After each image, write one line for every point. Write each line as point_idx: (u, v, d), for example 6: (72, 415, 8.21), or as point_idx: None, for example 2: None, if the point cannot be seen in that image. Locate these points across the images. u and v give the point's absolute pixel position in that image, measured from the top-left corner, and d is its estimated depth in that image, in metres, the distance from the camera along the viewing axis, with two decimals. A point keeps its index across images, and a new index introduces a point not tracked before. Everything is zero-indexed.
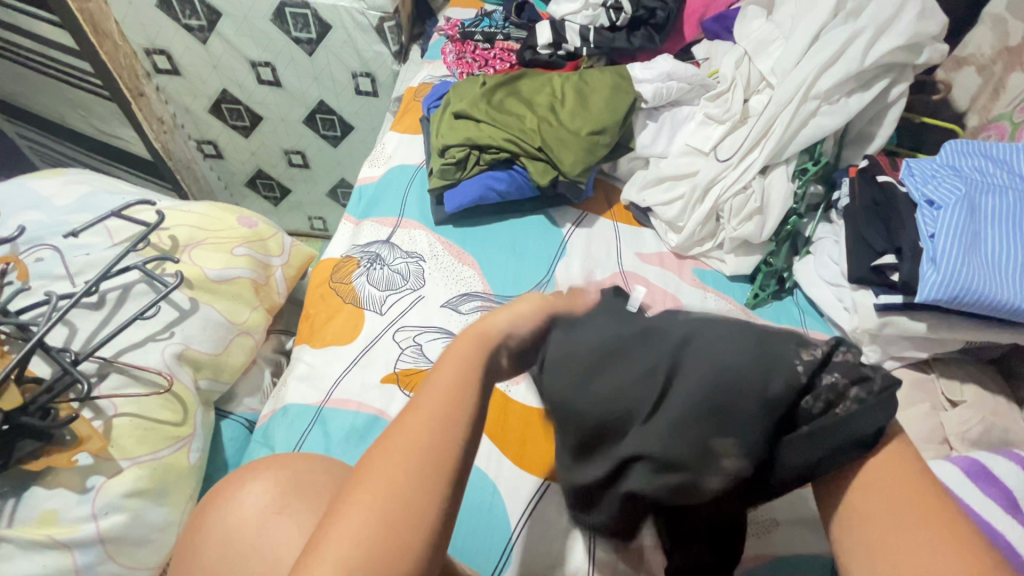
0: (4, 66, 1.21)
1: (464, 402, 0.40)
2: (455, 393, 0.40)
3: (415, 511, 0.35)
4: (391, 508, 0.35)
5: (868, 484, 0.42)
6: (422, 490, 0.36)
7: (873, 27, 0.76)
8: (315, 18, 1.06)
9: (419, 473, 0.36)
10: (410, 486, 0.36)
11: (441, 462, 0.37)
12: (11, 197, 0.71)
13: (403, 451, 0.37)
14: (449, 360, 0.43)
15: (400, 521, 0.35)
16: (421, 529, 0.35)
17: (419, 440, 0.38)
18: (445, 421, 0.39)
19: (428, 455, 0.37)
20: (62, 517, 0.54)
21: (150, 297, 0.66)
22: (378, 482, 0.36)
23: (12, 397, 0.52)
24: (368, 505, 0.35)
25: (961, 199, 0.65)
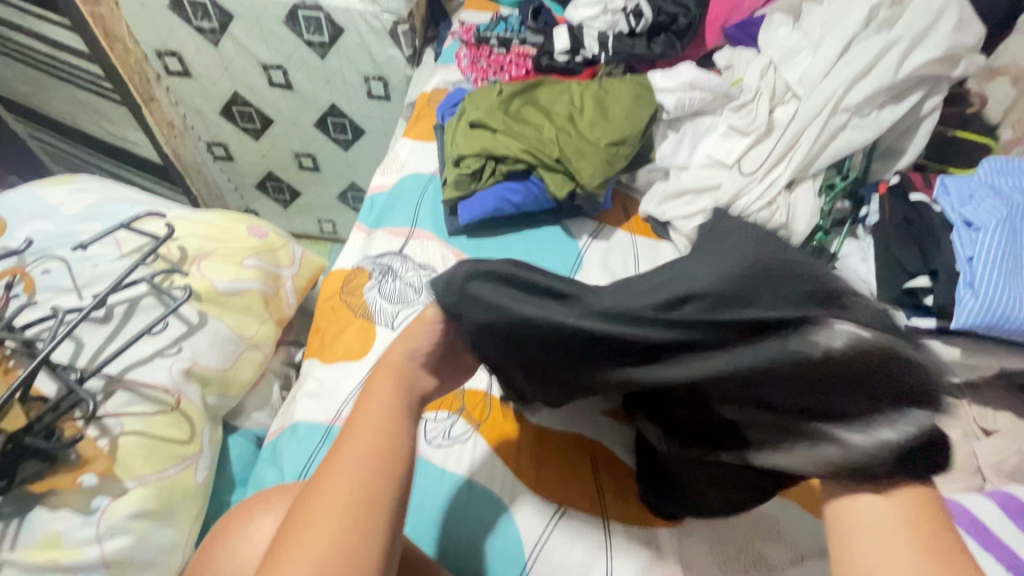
0: (16, 68, 1.20)
1: (396, 436, 0.44)
2: (384, 437, 0.44)
3: (361, 527, 0.39)
4: (327, 561, 0.37)
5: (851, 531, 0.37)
6: (363, 528, 0.39)
7: (908, 38, 0.73)
8: (328, 21, 1.04)
9: (361, 517, 0.39)
10: (355, 507, 0.39)
11: (381, 479, 0.41)
12: (19, 206, 0.70)
13: (338, 501, 0.39)
14: (372, 404, 0.46)
15: (341, 573, 0.36)
16: (375, 540, 0.39)
17: (351, 488, 0.40)
18: (383, 451, 0.43)
19: (371, 501, 0.40)
20: (66, 539, 0.53)
21: (159, 312, 0.64)
22: (318, 524, 0.38)
23: (17, 418, 0.51)
24: (311, 535, 0.38)
25: (1002, 222, 0.63)
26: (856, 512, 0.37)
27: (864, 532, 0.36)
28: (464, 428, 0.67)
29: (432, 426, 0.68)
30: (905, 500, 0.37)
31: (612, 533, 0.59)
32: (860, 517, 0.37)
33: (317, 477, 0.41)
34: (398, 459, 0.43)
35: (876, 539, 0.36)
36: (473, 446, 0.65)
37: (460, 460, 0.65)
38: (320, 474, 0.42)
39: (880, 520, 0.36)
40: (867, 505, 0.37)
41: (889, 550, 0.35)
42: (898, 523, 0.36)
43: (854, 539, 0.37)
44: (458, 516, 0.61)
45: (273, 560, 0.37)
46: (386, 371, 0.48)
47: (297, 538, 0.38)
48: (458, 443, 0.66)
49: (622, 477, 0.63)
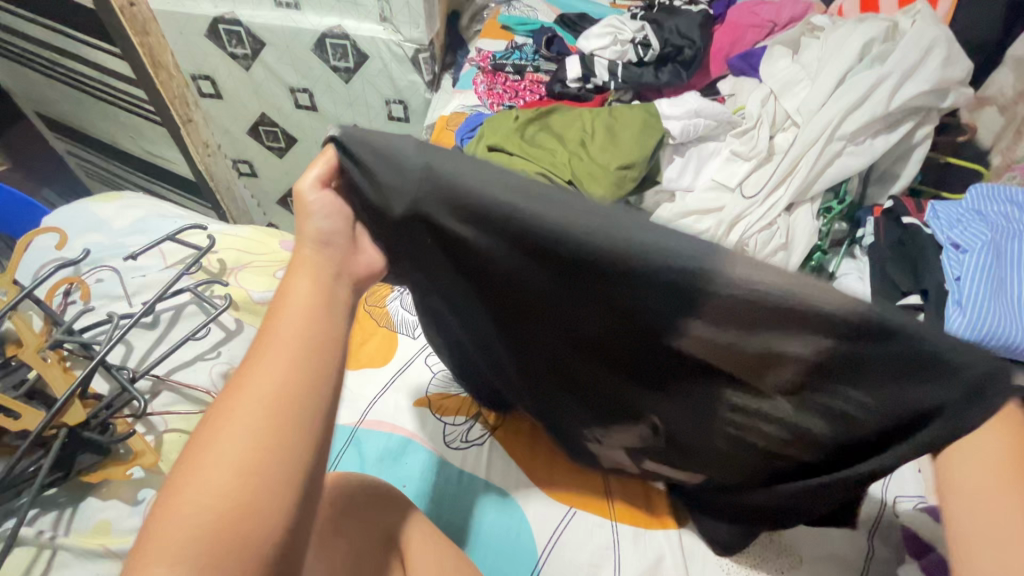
0: (63, 90, 1.30)
1: (322, 340, 0.39)
2: (307, 338, 0.39)
3: (281, 433, 0.35)
4: (245, 464, 0.33)
5: (956, 464, 0.42)
6: (279, 436, 0.35)
7: (898, 73, 0.79)
8: (354, 49, 1.11)
9: (281, 419, 0.35)
10: (272, 411, 0.35)
11: (308, 389, 0.37)
12: (73, 220, 0.76)
13: (256, 400, 0.35)
14: (289, 303, 0.41)
15: (260, 476, 0.33)
16: (295, 450, 0.35)
17: (270, 389, 0.36)
18: (312, 355, 0.39)
19: (290, 403, 0.36)
20: (115, 527, 0.57)
21: (200, 318, 0.70)
22: (225, 431, 0.34)
23: (77, 414, 0.55)
24: (219, 441, 0.34)
25: (986, 245, 0.67)
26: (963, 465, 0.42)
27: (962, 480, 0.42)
28: (480, 432, 0.71)
29: (450, 429, 0.72)
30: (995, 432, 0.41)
31: (618, 531, 0.63)
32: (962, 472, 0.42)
33: (231, 380, 0.37)
34: (323, 357, 0.39)
35: (980, 492, 0.41)
36: (489, 449, 0.70)
37: (477, 462, 0.69)
38: (239, 375, 0.37)
39: (983, 468, 0.41)
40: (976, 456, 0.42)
41: (980, 474, 0.41)
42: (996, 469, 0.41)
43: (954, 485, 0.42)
44: (474, 513, 0.65)
45: (184, 472, 0.34)
46: (303, 270, 0.43)
47: (207, 446, 0.34)
48: (474, 446, 0.70)
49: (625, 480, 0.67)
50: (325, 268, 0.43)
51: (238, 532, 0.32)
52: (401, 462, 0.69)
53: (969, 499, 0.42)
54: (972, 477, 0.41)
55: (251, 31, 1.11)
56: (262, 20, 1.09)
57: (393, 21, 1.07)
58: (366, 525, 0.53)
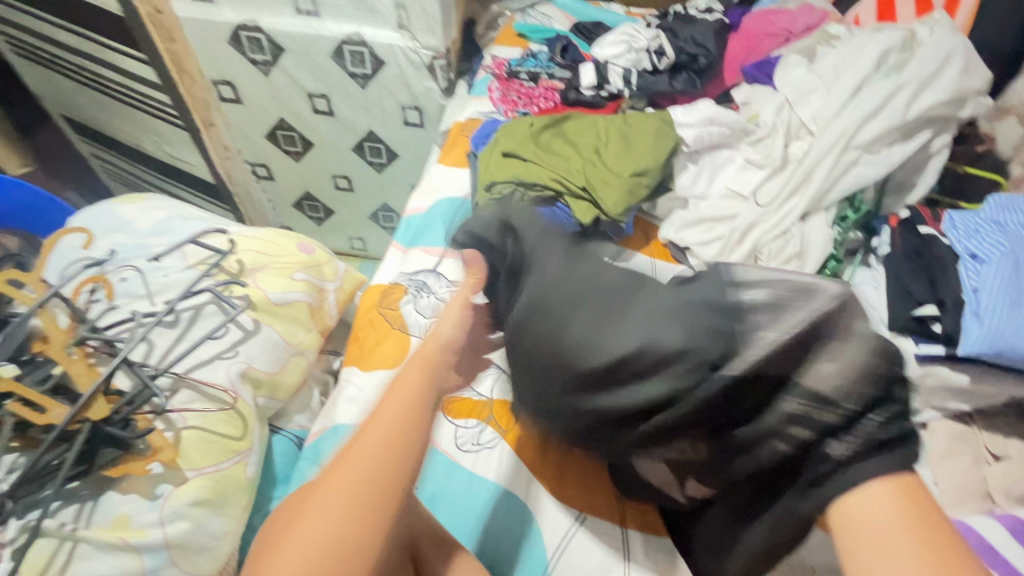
0: (89, 95, 1.33)
1: (408, 434, 0.45)
2: (400, 434, 0.45)
3: (372, 509, 0.42)
4: (347, 534, 0.41)
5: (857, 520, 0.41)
6: (370, 518, 0.42)
7: (916, 82, 0.79)
8: (371, 55, 1.13)
9: (375, 497, 0.42)
10: (368, 490, 0.42)
11: (391, 475, 0.43)
12: (99, 220, 0.78)
13: (357, 480, 0.42)
14: (401, 390, 0.47)
15: (355, 547, 0.40)
16: (381, 522, 0.42)
17: (365, 472, 0.43)
18: (395, 443, 0.44)
19: (382, 488, 0.43)
20: (134, 521, 0.59)
21: (220, 319, 0.71)
22: (325, 505, 0.41)
23: (100, 409, 0.58)
24: (324, 508, 0.41)
25: (1005, 256, 0.66)
26: (853, 509, 0.42)
27: (865, 530, 0.41)
28: (491, 435, 0.71)
29: (462, 432, 0.72)
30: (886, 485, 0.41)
31: (628, 538, 0.63)
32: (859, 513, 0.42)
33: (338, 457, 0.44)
34: (414, 443, 0.45)
35: (873, 535, 0.40)
36: (502, 453, 0.70)
37: (488, 466, 0.69)
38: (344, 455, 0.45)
39: (882, 516, 0.41)
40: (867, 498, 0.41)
41: (891, 545, 0.39)
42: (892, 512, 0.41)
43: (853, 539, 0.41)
44: (484, 514, 0.66)
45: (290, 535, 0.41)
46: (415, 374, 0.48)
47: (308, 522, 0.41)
48: (485, 449, 0.70)
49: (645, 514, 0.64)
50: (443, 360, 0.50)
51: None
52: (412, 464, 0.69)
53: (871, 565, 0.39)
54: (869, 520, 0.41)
55: (272, 38, 1.13)
56: (283, 27, 1.11)
57: (411, 29, 1.09)
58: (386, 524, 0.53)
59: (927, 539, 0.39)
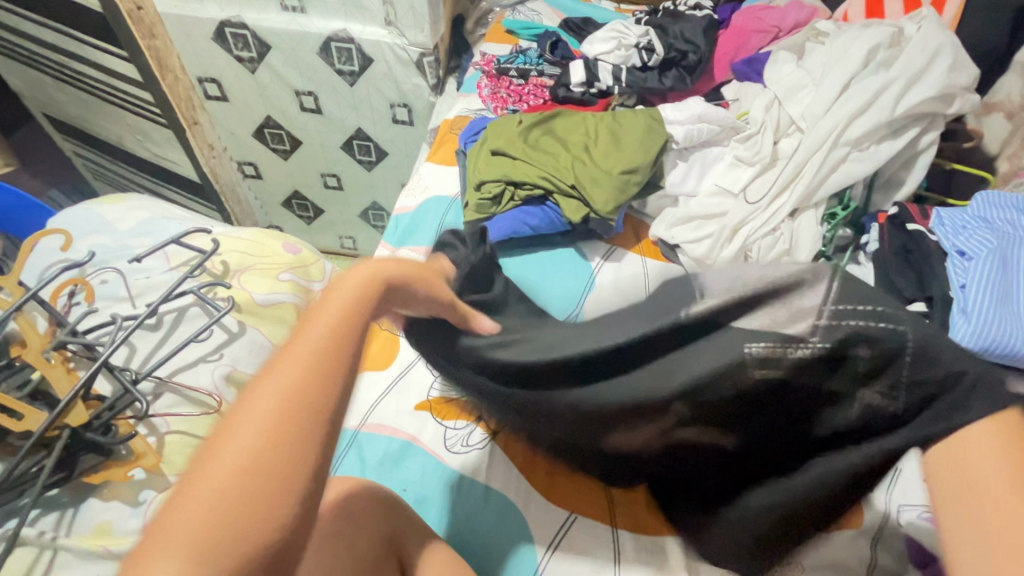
0: (71, 93, 1.31)
1: (338, 364, 0.31)
2: (333, 357, 0.31)
3: (279, 459, 0.27)
4: (238, 496, 0.26)
5: (954, 462, 0.39)
6: (288, 468, 0.27)
7: (904, 78, 0.79)
8: (358, 52, 1.11)
9: (281, 447, 0.27)
10: (274, 435, 0.27)
11: (316, 410, 0.29)
12: (78, 221, 0.77)
13: (258, 422, 0.28)
14: (325, 302, 0.35)
15: (251, 516, 0.26)
16: (291, 484, 0.27)
17: (275, 408, 0.28)
18: (319, 372, 0.30)
19: (292, 433, 0.28)
20: (116, 528, 0.58)
21: (203, 321, 0.70)
22: (214, 457, 0.27)
23: (80, 414, 0.55)
24: (216, 454, 0.27)
25: (993, 252, 0.66)
26: (947, 452, 0.39)
27: (951, 474, 0.39)
28: (480, 437, 0.70)
29: (451, 433, 0.71)
30: (983, 423, 0.39)
31: (620, 547, 0.62)
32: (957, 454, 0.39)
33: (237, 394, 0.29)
34: (341, 370, 0.31)
35: (969, 477, 0.38)
36: (491, 455, 0.69)
37: (477, 469, 0.68)
38: (248, 388, 0.30)
39: (977, 460, 0.38)
40: (962, 439, 0.39)
41: (985, 486, 0.37)
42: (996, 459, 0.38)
43: (948, 478, 0.39)
44: (473, 517, 0.65)
45: (166, 503, 0.26)
46: (359, 281, 0.37)
47: (189, 484, 0.26)
48: (474, 451, 0.69)
49: (632, 506, 0.65)
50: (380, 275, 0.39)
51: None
52: (401, 466, 0.69)
53: (970, 509, 0.37)
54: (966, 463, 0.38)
55: (257, 34, 1.11)
56: (269, 23, 1.09)
57: (398, 25, 1.07)
58: (373, 525, 0.53)
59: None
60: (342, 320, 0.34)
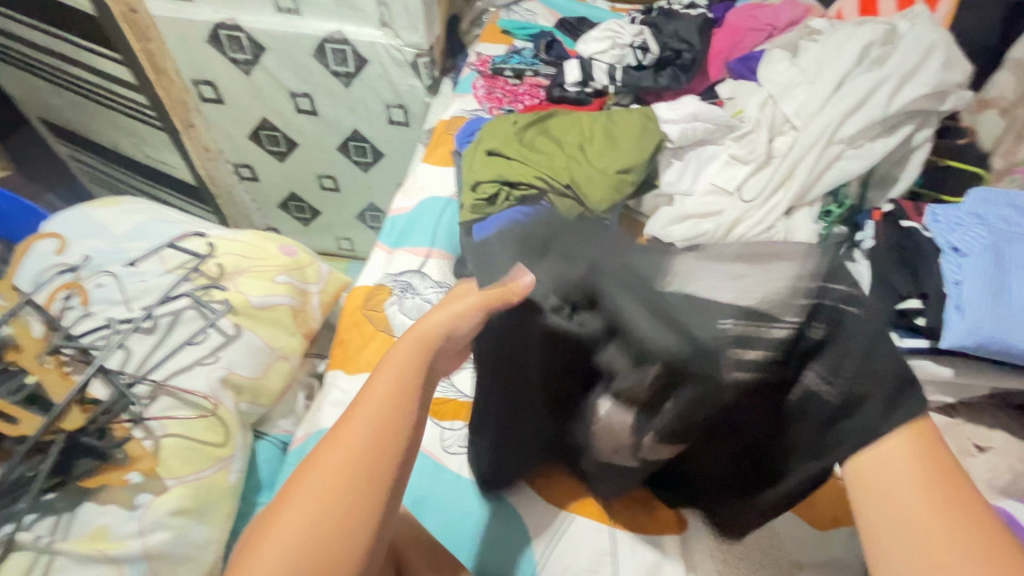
0: (65, 96, 1.31)
1: (399, 416, 0.42)
2: (394, 413, 0.42)
3: (361, 495, 0.39)
4: (332, 518, 0.37)
5: (876, 481, 0.42)
6: (362, 505, 0.38)
7: (897, 76, 0.79)
8: (354, 53, 1.11)
9: (363, 485, 0.39)
10: (355, 477, 0.39)
11: (382, 458, 0.40)
12: (73, 226, 0.77)
13: (344, 463, 0.39)
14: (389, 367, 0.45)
15: (339, 532, 0.37)
16: (370, 511, 0.38)
17: (356, 453, 0.40)
18: (384, 432, 0.41)
19: (373, 482, 0.39)
20: (113, 532, 0.57)
21: (199, 324, 0.70)
22: (313, 490, 0.38)
23: (75, 419, 0.56)
24: (313, 482, 0.39)
25: (986, 248, 0.67)
26: (869, 466, 0.42)
27: (872, 489, 0.41)
28: None
29: (448, 434, 0.72)
30: (899, 440, 0.42)
31: (616, 538, 0.62)
32: (867, 469, 0.42)
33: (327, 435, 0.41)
34: (408, 431, 0.42)
35: (891, 493, 0.41)
36: None
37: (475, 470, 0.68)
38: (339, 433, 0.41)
39: (895, 474, 0.41)
40: (879, 457, 0.42)
41: (904, 502, 0.40)
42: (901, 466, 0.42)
43: (872, 495, 0.41)
44: (470, 519, 0.65)
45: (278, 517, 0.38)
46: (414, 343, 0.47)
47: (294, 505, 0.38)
48: None
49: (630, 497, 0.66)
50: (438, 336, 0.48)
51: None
52: None
53: (894, 526, 0.40)
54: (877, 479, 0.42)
55: (252, 37, 1.11)
56: (263, 25, 1.09)
57: (393, 26, 1.07)
58: None
59: (936, 490, 0.40)
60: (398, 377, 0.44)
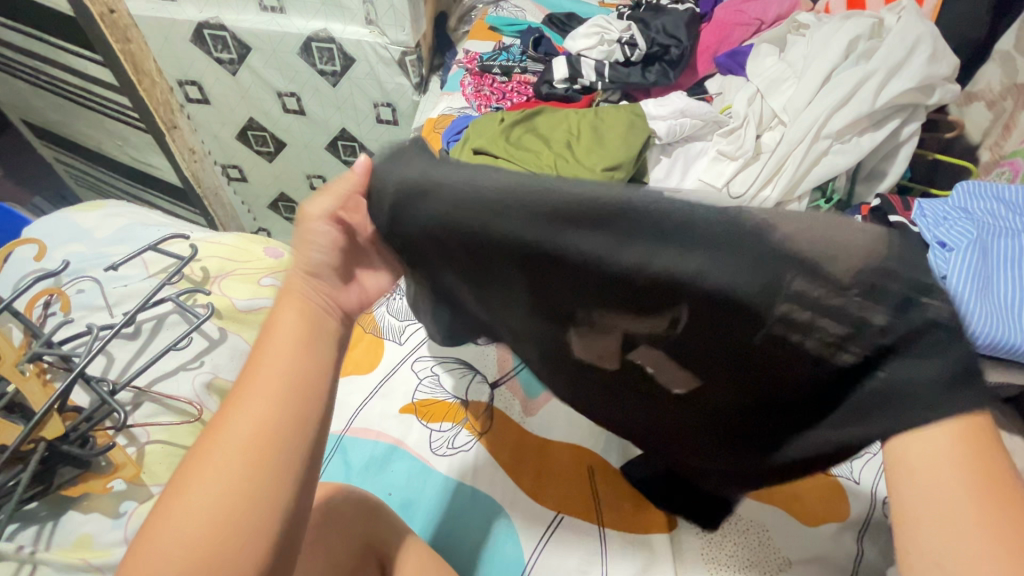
0: (48, 98, 1.29)
1: (301, 377, 0.39)
2: (293, 370, 0.39)
3: (263, 462, 0.36)
4: (233, 491, 0.34)
5: (916, 470, 0.39)
6: (267, 472, 0.35)
7: (884, 69, 0.78)
8: (340, 52, 1.10)
9: (262, 449, 0.36)
10: (257, 445, 0.36)
11: (288, 422, 0.37)
12: (54, 231, 0.76)
13: (241, 431, 0.36)
14: (282, 325, 0.42)
15: (246, 506, 0.34)
16: (276, 480, 0.35)
17: (256, 418, 0.37)
18: (284, 393, 0.38)
19: (270, 442, 0.36)
20: (97, 541, 0.57)
21: (183, 329, 0.69)
22: (207, 466, 0.35)
23: (55, 427, 0.55)
24: (210, 458, 0.35)
25: (973, 243, 0.66)
26: (916, 453, 0.39)
27: (908, 477, 0.40)
28: (466, 438, 0.71)
29: (436, 435, 0.71)
30: (950, 429, 0.39)
31: (605, 537, 0.62)
32: (915, 474, 0.39)
33: (222, 408, 0.38)
34: (313, 383, 0.39)
35: (929, 487, 0.39)
36: (476, 455, 0.69)
37: (463, 470, 0.68)
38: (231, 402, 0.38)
39: (937, 467, 0.39)
40: (923, 445, 0.39)
41: (942, 496, 0.38)
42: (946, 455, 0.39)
43: (908, 484, 0.40)
44: (457, 520, 0.65)
45: (170, 499, 0.35)
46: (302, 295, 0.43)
47: (187, 487, 0.35)
48: (459, 452, 0.69)
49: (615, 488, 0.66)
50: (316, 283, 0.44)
51: (226, 560, 0.33)
52: (386, 470, 0.68)
53: (928, 518, 0.38)
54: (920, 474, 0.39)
55: (236, 36, 1.10)
56: (247, 25, 1.08)
57: (379, 23, 1.06)
58: (347, 531, 0.52)
59: (976, 483, 0.38)
60: (296, 334, 0.41)
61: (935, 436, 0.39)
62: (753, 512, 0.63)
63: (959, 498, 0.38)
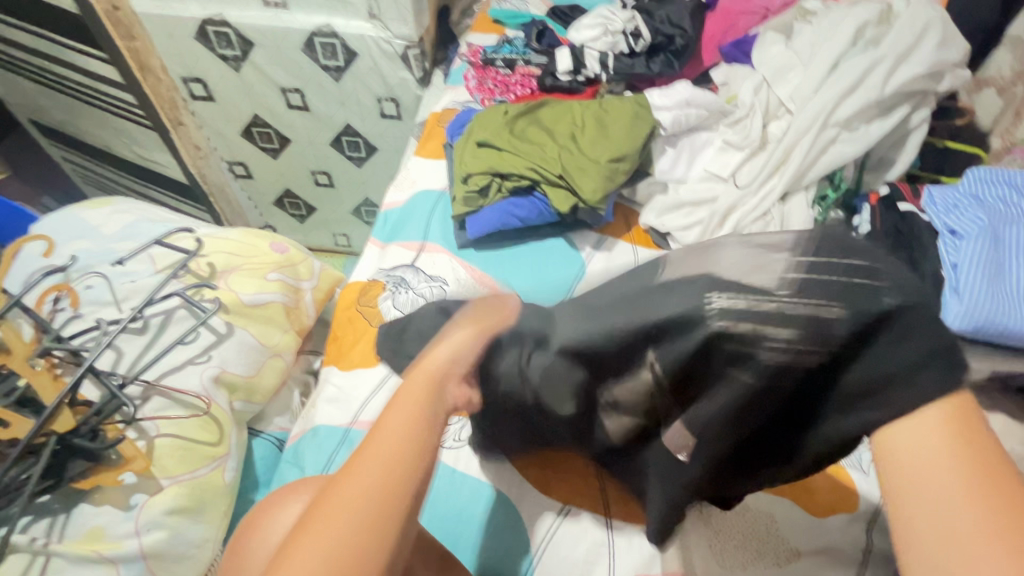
0: (55, 98, 1.30)
1: (406, 464, 0.39)
2: (403, 453, 0.39)
3: (367, 544, 0.36)
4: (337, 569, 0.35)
5: (908, 463, 0.36)
6: (364, 557, 0.36)
7: (893, 56, 0.77)
8: (343, 47, 1.10)
9: (367, 529, 0.36)
10: (365, 525, 0.36)
11: (393, 504, 0.37)
12: (64, 228, 0.77)
13: (351, 508, 0.37)
14: (399, 406, 0.41)
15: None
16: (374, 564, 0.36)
17: (364, 496, 0.37)
18: (390, 477, 0.38)
19: (376, 526, 0.37)
20: (108, 533, 0.58)
21: (190, 323, 0.70)
22: (320, 537, 0.36)
23: (67, 420, 0.55)
24: (319, 533, 0.36)
25: (984, 230, 0.65)
26: (901, 444, 0.36)
27: (901, 474, 0.36)
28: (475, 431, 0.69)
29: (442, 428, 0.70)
30: (940, 410, 0.36)
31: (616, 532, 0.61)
32: (903, 465, 0.36)
33: (335, 480, 0.38)
34: (415, 468, 0.39)
35: (929, 484, 0.34)
36: None
37: (471, 463, 0.68)
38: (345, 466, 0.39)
39: (929, 455, 0.35)
40: (915, 433, 0.36)
41: (942, 490, 0.34)
42: (937, 443, 0.35)
43: (901, 481, 0.36)
44: (465, 514, 0.65)
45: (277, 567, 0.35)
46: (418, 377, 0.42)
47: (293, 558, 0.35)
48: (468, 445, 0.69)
49: None
50: (446, 381, 0.43)
51: None
52: None
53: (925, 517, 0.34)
54: (914, 477, 0.35)
55: (240, 32, 1.10)
56: (251, 20, 1.08)
57: (382, 18, 1.06)
58: None
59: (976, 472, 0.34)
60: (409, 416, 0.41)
61: (926, 422, 0.36)
62: (768, 504, 0.62)
63: (955, 494, 0.34)
